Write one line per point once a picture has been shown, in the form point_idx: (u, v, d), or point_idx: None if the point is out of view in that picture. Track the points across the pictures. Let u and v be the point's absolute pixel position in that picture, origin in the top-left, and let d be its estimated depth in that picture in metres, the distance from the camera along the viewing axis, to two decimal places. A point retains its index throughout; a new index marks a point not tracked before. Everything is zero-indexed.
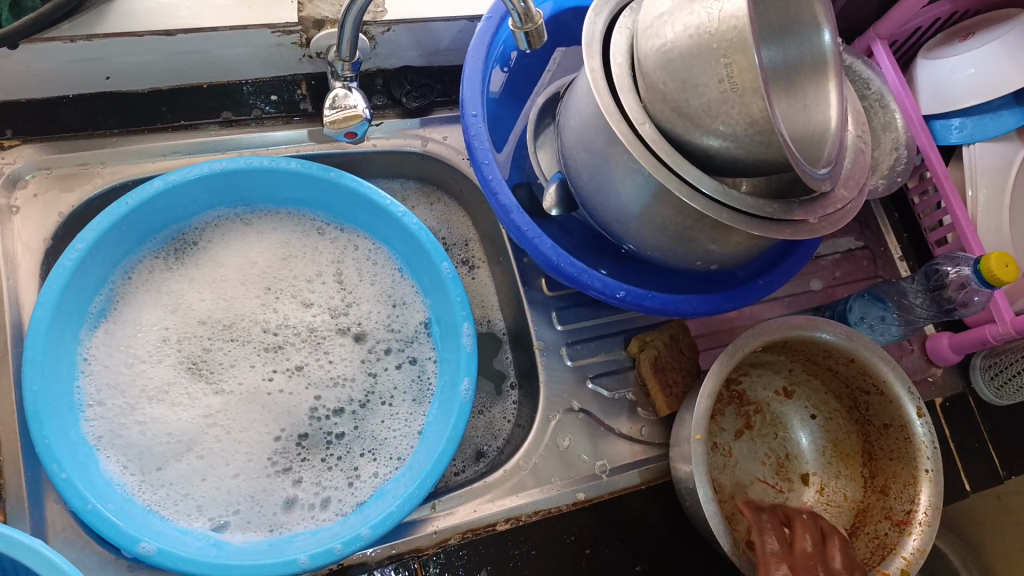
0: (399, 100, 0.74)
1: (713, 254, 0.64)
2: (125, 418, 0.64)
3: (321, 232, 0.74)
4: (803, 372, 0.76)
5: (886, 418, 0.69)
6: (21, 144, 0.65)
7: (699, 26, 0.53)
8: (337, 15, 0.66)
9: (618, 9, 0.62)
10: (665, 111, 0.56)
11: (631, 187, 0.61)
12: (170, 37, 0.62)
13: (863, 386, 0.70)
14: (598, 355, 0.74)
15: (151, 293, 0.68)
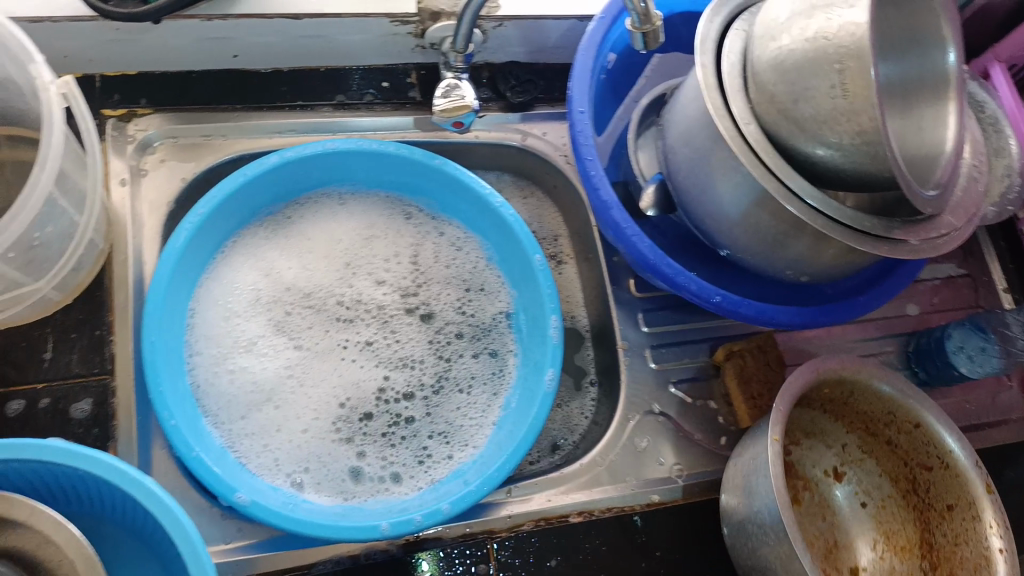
0: (503, 95, 0.76)
1: (802, 262, 0.63)
2: (217, 367, 0.67)
3: (408, 218, 0.77)
4: (858, 450, 0.71)
5: (950, 497, 0.64)
6: (152, 113, 0.69)
7: (817, 33, 0.53)
8: (453, 8, 0.68)
9: (733, 14, 0.62)
10: (771, 112, 0.56)
11: (734, 191, 0.60)
12: (296, 21, 0.66)
13: (923, 462, 0.66)
14: (682, 360, 0.74)
15: (248, 255, 0.71)
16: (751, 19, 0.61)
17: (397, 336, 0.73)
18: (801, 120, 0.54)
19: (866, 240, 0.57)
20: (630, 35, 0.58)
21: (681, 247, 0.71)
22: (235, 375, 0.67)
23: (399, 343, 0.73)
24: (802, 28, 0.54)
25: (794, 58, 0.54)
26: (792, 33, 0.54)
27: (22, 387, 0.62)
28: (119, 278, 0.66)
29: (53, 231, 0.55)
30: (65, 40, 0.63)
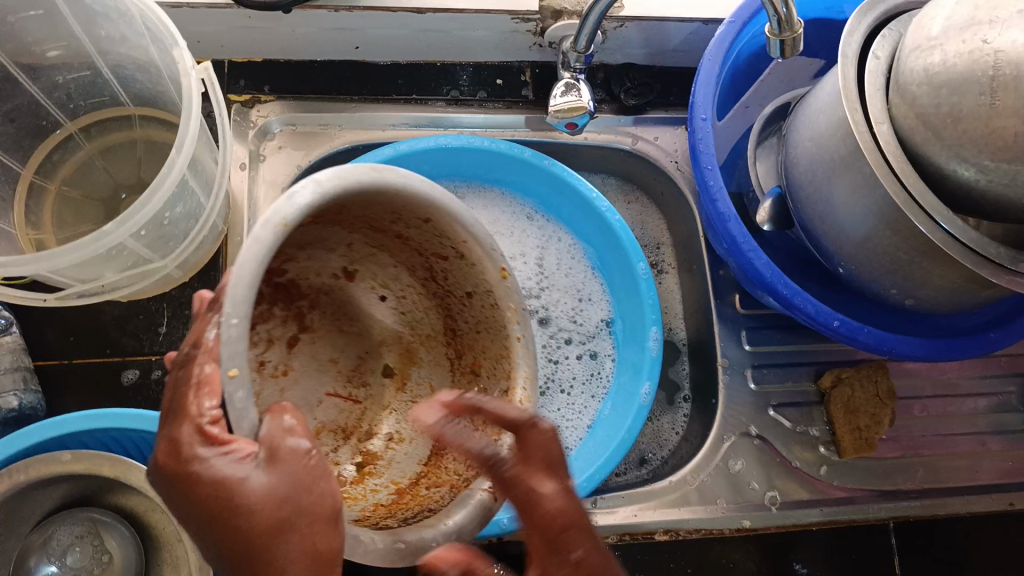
0: (617, 97, 0.74)
1: (923, 290, 0.60)
2: None
3: (530, 219, 0.75)
4: (365, 247, 0.50)
5: (467, 285, 0.48)
6: (275, 100, 0.71)
7: (973, 49, 0.48)
8: (576, 7, 0.67)
9: (882, 19, 0.59)
10: (910, 117, 0.53)
11: (860, 210, 0.57)
12: (420, 15, 0.66)
13: (435, 252, 0.48)
14: (785, 383, 0.71)
15: None
16: (908, 21, 0.58)
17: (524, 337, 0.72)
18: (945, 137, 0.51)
19: (996, 271, 0.52)
20: (767, 41, 0.56)
21: (795, 264, 0.69)
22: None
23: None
24: (957, 47, 0.49)
25: (943, 73, 0.50)
26: (945, 52, 0.50)
27: (137, 357, 0.65)
28: (232, 258, 0.68)
29: (180, 211, 0.55)
30: (200, 25, 0.66)
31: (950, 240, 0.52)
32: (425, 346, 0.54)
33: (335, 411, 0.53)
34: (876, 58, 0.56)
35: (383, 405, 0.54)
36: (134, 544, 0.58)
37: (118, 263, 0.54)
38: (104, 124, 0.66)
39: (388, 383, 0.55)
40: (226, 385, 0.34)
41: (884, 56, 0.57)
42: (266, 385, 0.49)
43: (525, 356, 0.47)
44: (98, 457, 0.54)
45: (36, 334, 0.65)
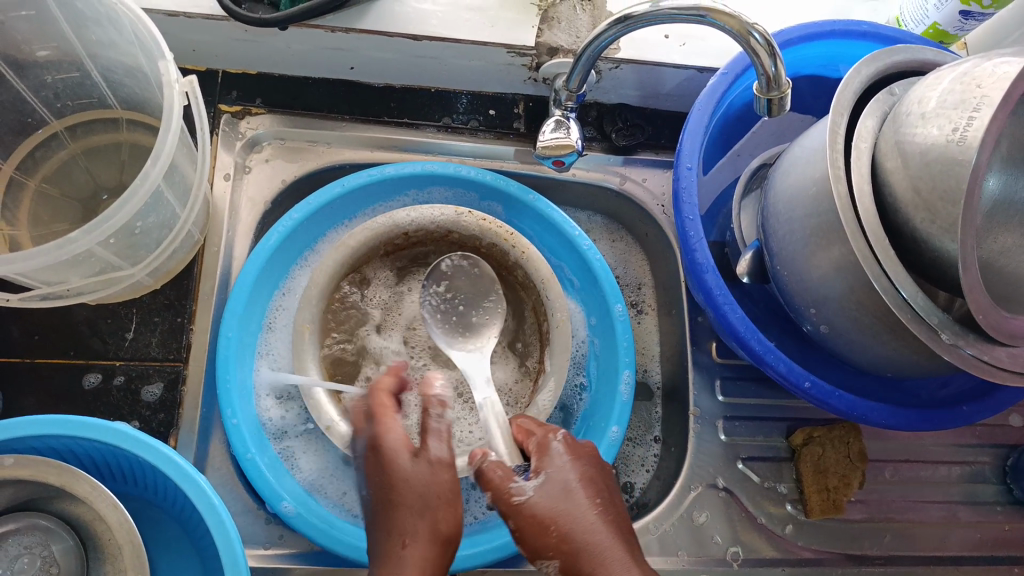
0: (608, 136, 0.74)
1: (884, 361, 0.58)
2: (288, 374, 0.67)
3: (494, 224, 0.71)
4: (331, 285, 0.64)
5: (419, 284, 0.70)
6: (265, 113, 0.71)
7: (949, 120, 0.46)
8: (572, 46, 0.67)
9: (877, 75, 0.55)
10: (902, 182, 0.49)
11: (829, 266, 0.55)
12: (416, 42, 0.66)
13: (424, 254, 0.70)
14: (756, 437, 0.71)
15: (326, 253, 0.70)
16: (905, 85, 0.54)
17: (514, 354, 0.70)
18: (909, 201, 0.48)
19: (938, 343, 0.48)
20: (755, 98, 0.56)
21: (773, 320, 0.67)
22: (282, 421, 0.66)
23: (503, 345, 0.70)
24: (949, 114, 0.46)
25: (932, 138, 0.47)
26: (938, 117, 0.47)
27: (100, 361, 0.64)
28: (207, 268, 0.67)
29: (154, 220, 0.55)
30: (195, 35, 0.66)
31: (912, 312, 0.48)
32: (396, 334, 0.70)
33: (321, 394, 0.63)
34: (892, 93, 0.54)
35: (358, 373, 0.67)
36: (79, 554, 0.59)
37: (85, 268, 0.54)
38: (89, 124, 0.66)
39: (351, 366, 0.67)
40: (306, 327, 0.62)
41: (901, 92, 0.54)
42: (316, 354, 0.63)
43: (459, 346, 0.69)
44: (44, 464, 0.53)
45: (1, 329, 0.64)
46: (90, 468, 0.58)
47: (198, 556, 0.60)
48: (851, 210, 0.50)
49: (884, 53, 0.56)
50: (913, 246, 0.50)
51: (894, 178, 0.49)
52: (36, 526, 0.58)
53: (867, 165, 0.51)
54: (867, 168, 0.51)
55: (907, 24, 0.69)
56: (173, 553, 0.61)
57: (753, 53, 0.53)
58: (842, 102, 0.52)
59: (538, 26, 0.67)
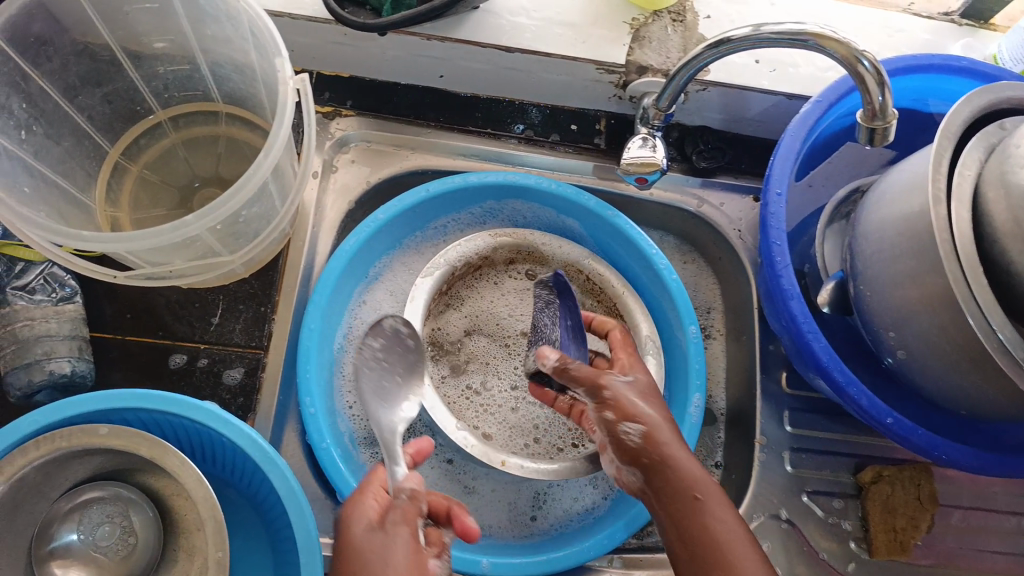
0: (688, 157, 0.74)
1: (967, 401, 0.56)
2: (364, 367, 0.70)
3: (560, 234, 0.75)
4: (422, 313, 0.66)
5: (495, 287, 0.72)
6: (355, 116, 0.73)
7: None
8: (663, 65, 0.68)
9: (981, 110, 0.54)
10: (1007, 221, 0.48)
11: (918, 301, 0.54)
12: (508, 54, 0.67)
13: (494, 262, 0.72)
14: (822, 471, 0.69)
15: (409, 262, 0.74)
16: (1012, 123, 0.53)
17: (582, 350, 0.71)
18: (1013, 241, 0.47)
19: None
20: (858, 127, 0.57)
21: (853, 352, 0.66)
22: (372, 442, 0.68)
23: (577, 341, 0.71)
24: None
25: None
26: None
27: (186, 343, 0.67)
28: (292, 261, 0.69)
29: (257, 211, 0.58)
30: (298, 36, 0.68)
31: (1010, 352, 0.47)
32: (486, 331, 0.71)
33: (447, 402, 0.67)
34: (998, 127, 0.53)
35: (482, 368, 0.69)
36: (155, 526, 0.62)
37: (189, 253, 0.57)
38: (191, 116, 0.69)
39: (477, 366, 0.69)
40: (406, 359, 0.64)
41: (1010, 127, 0.53)
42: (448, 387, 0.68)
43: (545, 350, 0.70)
44: (137, 436, 0.55)
45: (96, 305, 0.67)
46: (183, 442, 0.62)
47: (267, 536, 0.64)
48: (950, 248, 0.49)
49: (986, 88, 0.55)
50: (1013, 286, 0.49)
51: (998, 217, 0.48)
52: (118, 496, 0.62)
53: (967, 205, 0.50)
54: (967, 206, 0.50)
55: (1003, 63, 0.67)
56: (247, 530, 0.65)
57: (860, 82, 0.54)
58: (945, 141, 0.52)
59: (629, 44, 0.68)
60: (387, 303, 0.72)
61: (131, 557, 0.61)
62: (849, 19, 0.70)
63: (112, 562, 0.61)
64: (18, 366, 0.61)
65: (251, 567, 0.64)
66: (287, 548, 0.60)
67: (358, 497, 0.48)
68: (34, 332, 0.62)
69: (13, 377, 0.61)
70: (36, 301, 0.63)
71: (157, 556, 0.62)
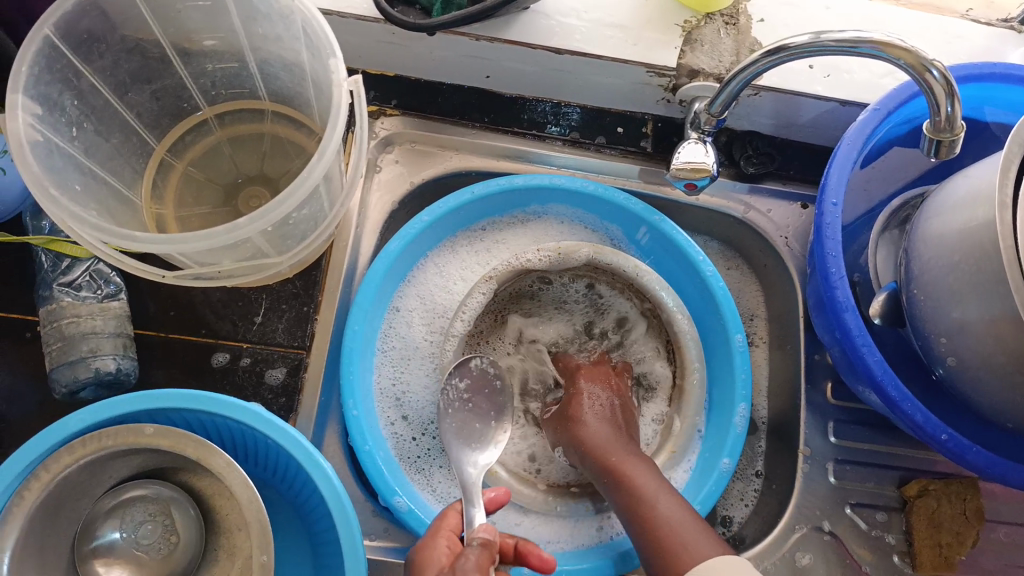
0: (736, 162, 0.73)
1: (1023, 419, 0.55)
2: (404, 372, 0.69)
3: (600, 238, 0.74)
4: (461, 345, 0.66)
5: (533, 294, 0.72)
6: (399, 115, 0.73)
7: None
8: (715, 69, 0.66)
9: None
10: None
11: (977, 318, 0.53)
12: (558, 55, 0.66)
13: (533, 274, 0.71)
14: (867, 483, 0.69)
15: (447, 264, 0.72)
16: None
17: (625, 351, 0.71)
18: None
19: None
20: (924, 138, 0.55)
21: (905, 364, 0.65)
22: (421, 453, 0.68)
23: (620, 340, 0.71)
24: None
25: None
26: None
27: (229, 342, 0.67)
28: (335, 261, 0.69)
29: (306, 214, 0.57)
30: (346, 35, 0.68)
31: None
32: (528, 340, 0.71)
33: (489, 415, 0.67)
34: None
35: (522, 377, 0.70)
36: (197, 524, 0.62)
37: (236, 253, 0.56)
38: (237, 114, 0.68)
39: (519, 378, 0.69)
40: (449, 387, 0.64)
41: None
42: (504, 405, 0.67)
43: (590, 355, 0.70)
44: (183, 436, 0.55)
45: (139, 302, 0.67)
46: (224, 442, 0.61)
47: (307, 536, 0.64)
48: (1016, 266, 0.48)
49: None
50: None
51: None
52: (160, 495, 0.62)
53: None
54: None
55: None
56: (287, 529, 0.65)
57: (928, 90, 0.52)
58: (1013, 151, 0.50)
59: (681, 48, 0.66)
60: (425, 309, 0.71)
61: (174, 555, 0.61)
62: (906, 24, 0.69)
63: (154, 560, 0.61)
64: (65, 363, 0.61)
65: (291, 565, 0.64)
66: (328, 551, 0.60)
67: (431, 540, 0.53)
68: (80, 329, 0.62)
69: (59, 373, 0.61)
70: (82, 299, 0.63)
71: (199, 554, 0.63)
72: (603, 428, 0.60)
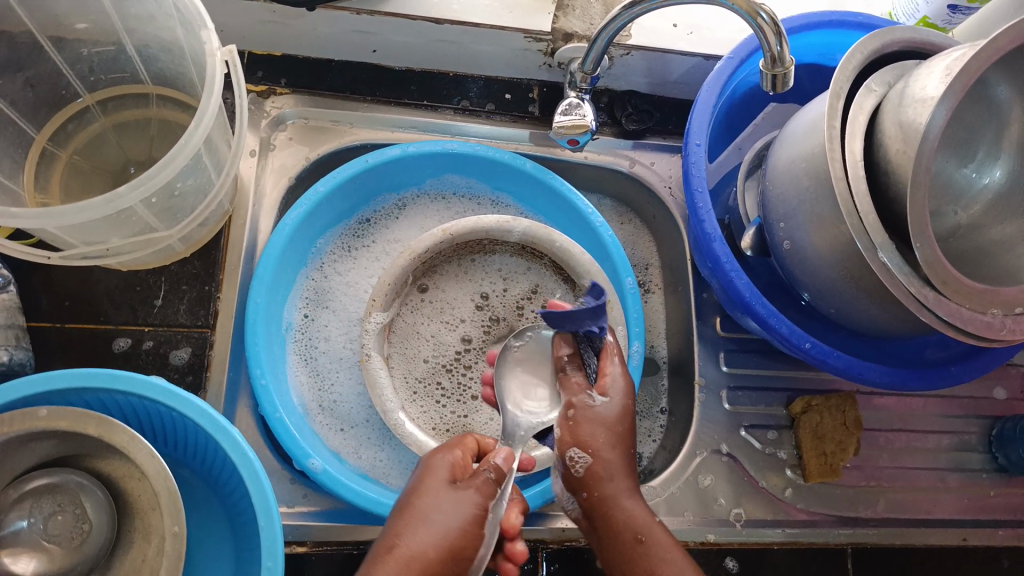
0: (618, 121, 0.78)
1: (874, 323, 0.62)
2: (318, 359, 0.71)
3: (493, 205, 0.78)
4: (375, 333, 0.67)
5: (428, 278, 0.74)
6: (289, 93, 0.74)
7: (949, 72, 0.51)
8: (587, 32, 0.71)
9: (875, 57, 0.59)
10: (902, 157, 0.52)
11: (825, 235, 0.59)
12: (437, 25, 0.69)
13: (433, 260, 0.73)
14: (758, 406, 0.74)
15: (346, 253, 0.75)
16: (899, 69, 0.58)
17: (532, 307, 0.74)
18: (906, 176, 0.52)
19: (923, 309, 0.52)
20: (762, 75, 0.61)
21: (778, 292, 0.71)
22: (349, 436, 0.70)
23: (525, 298, 0.74)
24: (949, 67, 0.52)
25: (929, 90, 0.51)
26: (937, 72, 0.52)
27: (129, 327, 0.66)
28: (234, 240, 0.70)
29: (192, 184, 0.58)
30: (227, 15, 0.68)
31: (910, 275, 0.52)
32: (435, 319, 0.73)
33: (404, 390, 0.70)
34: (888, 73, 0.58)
35: (437, 348, 0.72)
36: (110, 509, 0.62)
37: (126, 229, 0.57)
38: (121, 99, 0.68)
39: (432, 348, 0.72)
40: (367, 370, 0.66)
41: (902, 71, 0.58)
42: (400, 380, 0.71)
43: (497, 320, 0.74)
44: (83, 415, 0.54)
45: (31, 296, 0.66)
46: (129, 418, 0.61)
47: (223, 508, 0.65)
48: (849, 183, 0.53)
49: (881, 32, 0.60)
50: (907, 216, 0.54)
51: (893, 151, 0.53)
52: (68, 482, 0.61)
53: (862, 135, 0.55)
54: (862, 127, 0.55)
55: (899, 17, 0.74)
56: (205, 506, 0.65)
57: (760, 33, 0.58)
58: (842, 77, 0.57)
59: (554, 13, 0.70)
60: (330, 301, 0.73)
61: (86, 543, 0.60)
62: None
63: (63, 550, 0.60)
64: None
65: (211, 543, 0.64)
66: (246, 520, 0.60)
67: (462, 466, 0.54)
68: None
69: None
70: None
71: (112, 540, 0.62)
72: (611, 424, 0.53)
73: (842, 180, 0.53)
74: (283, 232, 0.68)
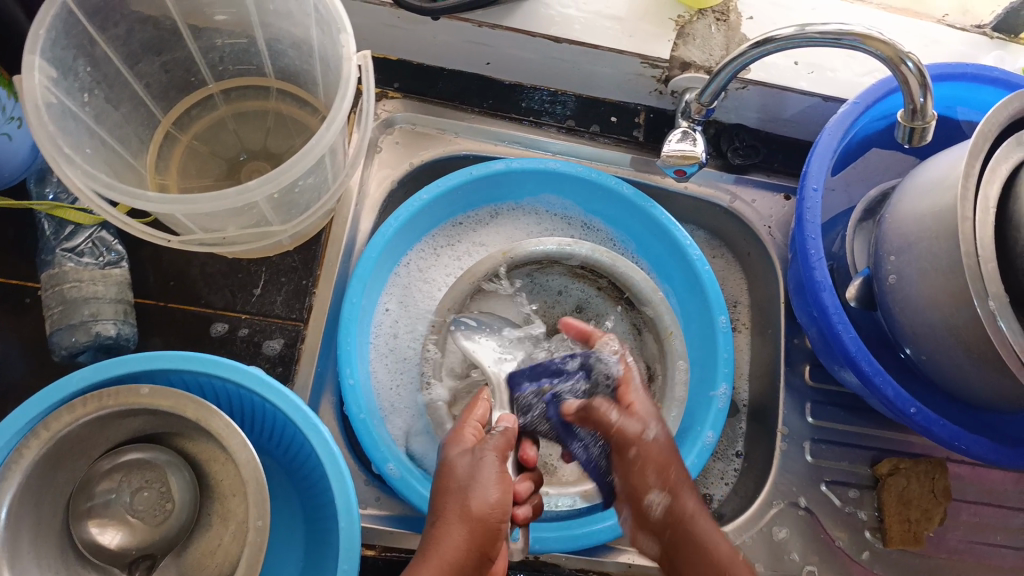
0: (723, 154, 0.76)
1: (984, 394, 0.59)
2: (397, 362, 0.71)
3: (585, 228, 0.78)
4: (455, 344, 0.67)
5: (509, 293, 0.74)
6: (401, 98, 0.75)
7: None
8: (706, 63, 0.69)
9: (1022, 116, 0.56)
10: None
11: (941, 297, 0.56)
12: (556, 44, 0.69)
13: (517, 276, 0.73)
14: (841, 462, 0.72)
15: (434, 259, 0.75)
16: None
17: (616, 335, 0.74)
18: None
19: None
20: (899, 126, 0.59)
21: (878, 346, 0.69)
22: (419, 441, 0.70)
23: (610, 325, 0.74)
24: None
25: None
26: None
27: (227, 312, 0.68)
28: (334, 237, 0.71)
29: (312, 183, 0.59)
30: (353, 17, 0.69)
31: None
32: None
33: None
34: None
35: None
36: (193, 489, 0.63)
37: (242, 220, 0.58)
38: (243, 90, 0.70)
39: None
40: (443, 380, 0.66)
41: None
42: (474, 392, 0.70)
43: None
44: (183, 397, 0.55)
45: (139, 272, 0.68)
46: (221, 402, 0.62)
47: (299, 501, 0.66)
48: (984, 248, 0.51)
49: None
50: None
51: None
52: (156, 460, 0.62)
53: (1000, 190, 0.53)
54: (996, 186, 0.53)
55: None
56: (282, 497, 0.66)
57: (904, 81, 0.56)
58: (990, 136, 0.54)
59: (675, 41, 0.69)
60: (415, 304, 0.74)
61: (168, 520, 0.62)
62: (888, 26, 0.72)
63: (148, 526, 0.62)
64: (64, 325, 0.62)
65: (281, 535, 0.66)
66: (325, 516, 0.61)
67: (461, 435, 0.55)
68: (81, 293, 0.63)
69: (58, 336, 0.61)
70: (84, 265, 0.64)
71: (192, 521, 0.63)
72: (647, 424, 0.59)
73: (977, 247, 0.51)
74: (381, 235, 0.68)
